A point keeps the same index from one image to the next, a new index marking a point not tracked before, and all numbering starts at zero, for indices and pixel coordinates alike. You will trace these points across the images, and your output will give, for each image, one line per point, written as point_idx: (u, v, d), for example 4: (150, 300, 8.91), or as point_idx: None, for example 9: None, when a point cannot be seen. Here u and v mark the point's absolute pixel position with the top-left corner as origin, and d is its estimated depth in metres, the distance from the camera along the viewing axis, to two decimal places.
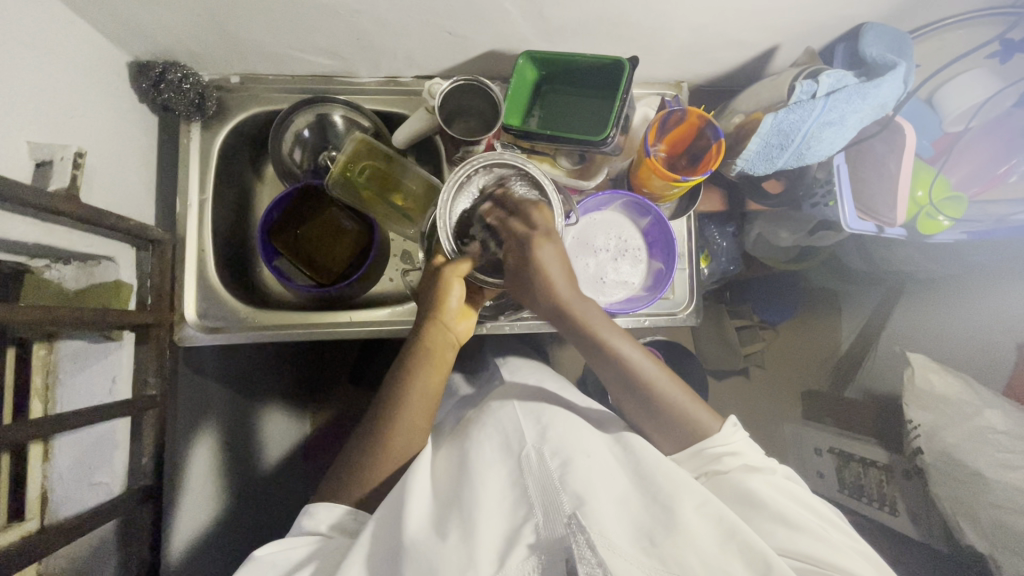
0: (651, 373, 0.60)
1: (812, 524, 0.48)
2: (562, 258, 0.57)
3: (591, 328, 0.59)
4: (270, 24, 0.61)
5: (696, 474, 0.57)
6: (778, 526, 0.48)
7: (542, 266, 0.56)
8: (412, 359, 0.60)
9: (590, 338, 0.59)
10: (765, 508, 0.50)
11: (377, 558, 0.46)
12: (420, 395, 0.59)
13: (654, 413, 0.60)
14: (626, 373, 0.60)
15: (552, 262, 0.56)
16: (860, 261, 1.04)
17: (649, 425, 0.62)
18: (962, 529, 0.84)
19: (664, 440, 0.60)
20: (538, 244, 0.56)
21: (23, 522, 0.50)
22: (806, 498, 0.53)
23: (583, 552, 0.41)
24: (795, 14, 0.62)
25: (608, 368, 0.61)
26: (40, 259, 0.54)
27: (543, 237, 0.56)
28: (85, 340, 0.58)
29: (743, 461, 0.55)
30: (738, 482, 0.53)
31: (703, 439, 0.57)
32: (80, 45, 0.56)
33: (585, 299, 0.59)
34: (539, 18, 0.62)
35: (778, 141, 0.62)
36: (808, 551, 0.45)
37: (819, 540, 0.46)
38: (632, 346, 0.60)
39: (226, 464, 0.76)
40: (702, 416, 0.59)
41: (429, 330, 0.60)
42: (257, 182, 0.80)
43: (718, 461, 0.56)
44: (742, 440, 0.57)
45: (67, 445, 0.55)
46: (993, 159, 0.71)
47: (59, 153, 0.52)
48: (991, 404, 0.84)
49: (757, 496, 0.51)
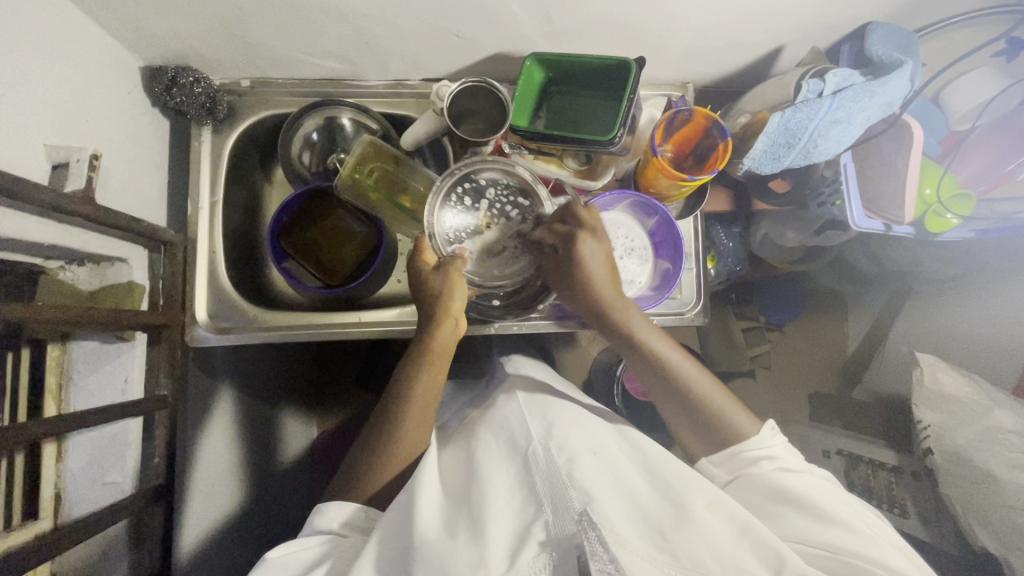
0: (687, 372, 0.60)
1: (850, 518, 0.49)
2: (604, 255, 0.60)
3: (630, 326, 0.61)
4: (279, 28, 0.62)
5: (730, 476, 0.57)
6: (813, 521, 0.49)
7: (586, 261, 0.60)
8: (419, 363, 0.59)
9: (624, 332, 0.61)
10: (799, 502, 0.50)
11: (387, 557, 0.46)
12: (429, 397, 0.59)
13: (690, 413, 0.60)
14: (662, 370, 0.60)
15: (598, 254, 0.60)
16: (867, 261, 1.04)
17: (684, 426, 0.61)
18: (974, 529, 0.83)
19: (699, 443, 0.60)
20: (581, 238, 0.59)
21: (36, 521, 0.51)
22: (840, 493, 0.53)
23: (595, 550, 0.40)
24: (800, 14, 0.62)
25: (643, 366, 0.61)
26: (54, 261, 0.55)
27: (586, 232, 0.60)
28: (97, 341, 0.58)
29: (778, 465, 0.55)
30: (774, 481, 0.53)
31: (740, 442, 0.57)
32: (95, 49, 0.57)
33: (627, 300, 0.62)
34: (545, 20, 0.62)
35: (784, 140, 0.63)
36: (851, 548, 0.46)
37: (852, 532, 0.47)
38: (669, 345, 0.61)
39: (239, 461, 0.77)
40: (741, 419, 0.58)
41: (436, 328, 0.59)
42: (265, 185, 0.80)
43: (755, 464, 0.56)
44: (780, 444, 0.57)
45: (80, 444, 0.56)
46: (1003, 156, 0.71)
47: (74, 155, 0.53)
48: (1001, 404, 0.84)
49: (804, 498, 0.51)
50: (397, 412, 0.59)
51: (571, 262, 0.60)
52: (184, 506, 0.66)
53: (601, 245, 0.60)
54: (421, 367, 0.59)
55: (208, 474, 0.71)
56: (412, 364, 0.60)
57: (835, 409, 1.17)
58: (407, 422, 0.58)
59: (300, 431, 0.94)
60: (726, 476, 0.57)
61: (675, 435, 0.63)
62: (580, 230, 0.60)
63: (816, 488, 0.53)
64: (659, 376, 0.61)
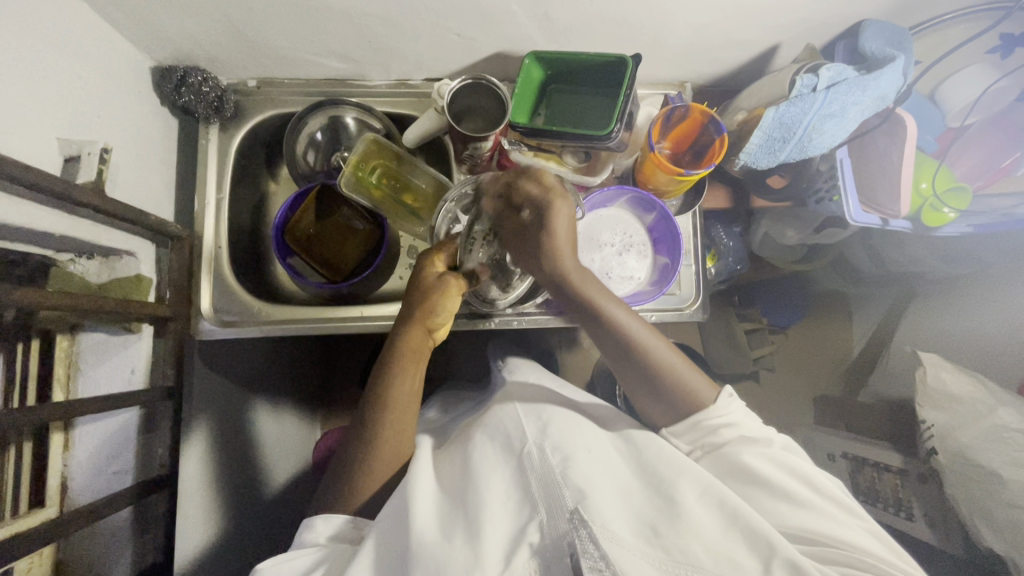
0: (653, 345, 0.57)
1: (820, 501, 0.49)
2: (572, 223, 0.56)
3: (587, 295, 0.56)
4: (286, 28, 0.64)
5: (692, 447, 0.57)
6: (782, 502, 0.49)
7: (551, 228, 0.55)
8: (396, 359, 0.59)
9: (585, 304, 0.57)
10: (769, 484, 0.50)
11: (385, 556, 0.47)
12: (410, 401, 0.58)
13: (653, 384, 0.58)
14: (629, 346, 0.57)
15: (564, 227, 0.56)
16: (869, 262, 1.03)
17: (641, 390, 0.60)
18: (979, 530, 0.81)
19: (663, 410, 0.59)
20: (556, 200, 0.55)
21: (43, 508, 0.51)
22: (809, 476, 0.51)
23: (586, 547, 0.41)
24: (793, 12, 0.63)
25: (604, 337, 0.58)
26: (65, 253, 0.54)
27: (559, 195, 0.56)
28: (105, 333, 0.59)
29: (741, 433, 0.55)
30: (736, 456, 0.53)
31: (699, 410, 0.57)
32: (106, 48, 0.59)
33: (582, 264, 0.57)
34: (544, 19, 0.64)
35: (780, 135, 0.64)
36: (812, 527, 0.47)
37: (827, 517, 0.48)
38: (638, 322, 0.58)
39: (236, 460, 0.76)
40: (702, 384, 0.58)
41: (410, 333, 0.59)
42: (271, 183, 0.82)
43: (716, 433, 0.56)
44: (739, 411, 0.57)
45: (86, 434, 0.57)
46: (1000, 153, 0.71)
47: (86, 149, 0.55)
48: (1005, 402, 0.82)
49: (767, 477, 0.50)
50: (376, 410, 0.58)
51: (540, 223, 0.56)
52: (184, 501, 0.66)
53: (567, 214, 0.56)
54: (402, 364, 0.58)
55: (203, 475, 0.69)
56: (396, 357, 0.59)
57: (840, 413, 1.15)
58: (390, 417, 0.57)
59: (298, 432, 0.95)
60: (687, 447, 0.57)
61: (636, 402, 0.62)
62: (551, 191, 0.56)
63: (777, 469, 0.52)
64: (631, 354, 0.57)
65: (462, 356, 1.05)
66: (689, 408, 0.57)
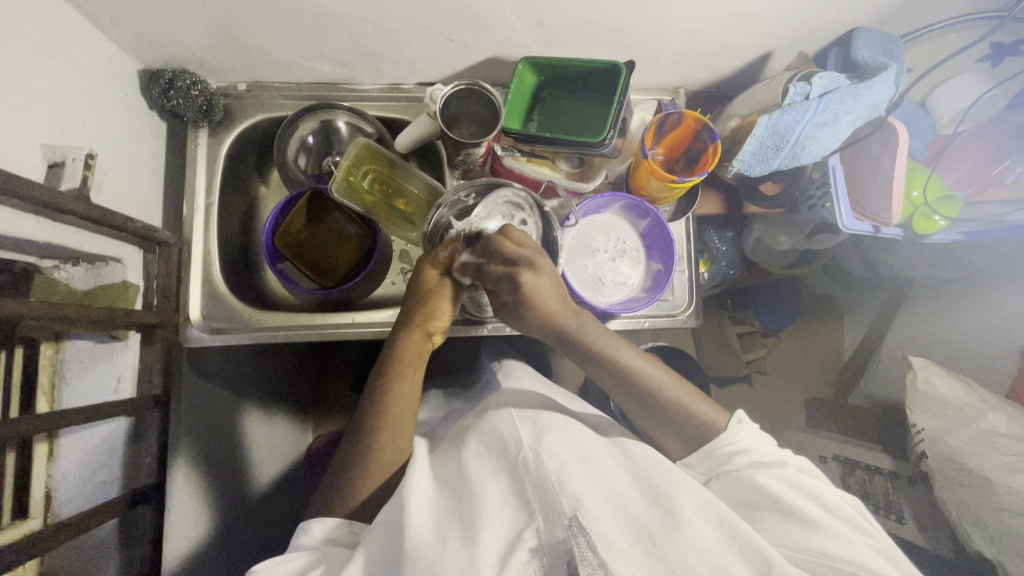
0: (655, 380, 0.60)
1: (828, 520, 0.48)
2: (553, 287, 0.58)
3: (586, 339, 0.59)
4: (276, 32, 0.63)
5: (707, 475, 0.57)
6: (791, 523, 0.48)
7: (533, 295, 0.57)
8: (398, 356, 0.59)
9: (582, 345, 0.59)
10: (780, 504, 0.50)
11: (376, 560, 0.46)
12: (410, 399, 0.59)
13: (657, 410, 0.60)
14: (632, 382, 0.59)
15: (547, 289, 0.57)
16: (860, 265, 1.04)
17: (643, 416, 0.61)
18: (969, 533, 0.82)
19: (673, 441, 0.60)
20: (524, 278, 0.56)
21: (26, 520, 0.51)
22: (822, 494, 0.51)
23: (584, 554, 0.41)
24: (785, 20, 0.63)
25: (607, 377, 0.60)
26: (49, 260, 0.55)
27: (547, 253, 0.59)
28: (90, 341, 0.58)
29: (753, 459, 0.55)
30: (753, 478, 0.52)
31: (711, 439, 0.57)
32: (92, 50, 0.58)
33: (578, 311, 0.60)
34: (537, 25, 0.63)
35: (773, 142, 0.64)
36: (819, 547, 0.46)
37: (836, 537, 0.47)
38: (630, 351, 0.60)
39: (226, 467, 0.75)
40: (706, 410, 0.59)
41: (411, 331, 0.60)
42: (262, 187, 0.82)
43: (729, 461, 0.55)
44: (748, 435, 0.56)
45: (71, 444, 0.56)
46: (987, 161, 0.73)
47: (70, 155, 0.54)
48: (994, 407, 0.83)
49: (781, 498, 0.50)
50: (372, 412, 0.57)
51: (520, 300, 0.58)
52: (170, 511, 0.64)
53: (548, 275, 0.58)
54: (402, 361, 0.59)
55: (193, 480, 0.68)
56: (396, 361, 0.59)
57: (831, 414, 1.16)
58: (388, 417, 0.57)
59: (291, 437, 0.95)
60: (701, 475, 0.57)
61: (651, 437, 0.63)
62: (539, 253, 0.59)
63: (793, 490, 0.51)
64: (632, 389, 0.60)
65: (455, 360, 1.05)
66: (700, 433, 0.58)
